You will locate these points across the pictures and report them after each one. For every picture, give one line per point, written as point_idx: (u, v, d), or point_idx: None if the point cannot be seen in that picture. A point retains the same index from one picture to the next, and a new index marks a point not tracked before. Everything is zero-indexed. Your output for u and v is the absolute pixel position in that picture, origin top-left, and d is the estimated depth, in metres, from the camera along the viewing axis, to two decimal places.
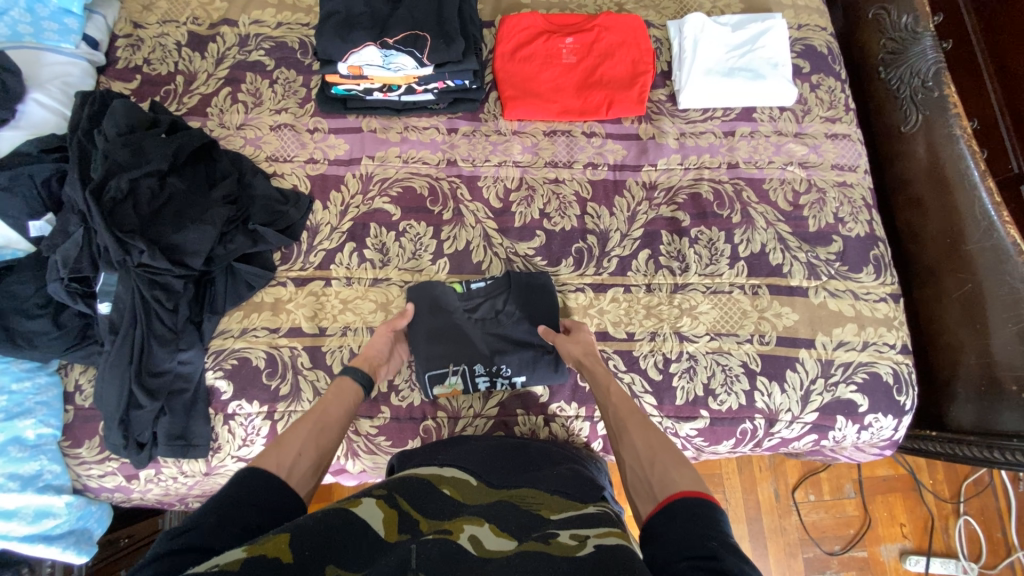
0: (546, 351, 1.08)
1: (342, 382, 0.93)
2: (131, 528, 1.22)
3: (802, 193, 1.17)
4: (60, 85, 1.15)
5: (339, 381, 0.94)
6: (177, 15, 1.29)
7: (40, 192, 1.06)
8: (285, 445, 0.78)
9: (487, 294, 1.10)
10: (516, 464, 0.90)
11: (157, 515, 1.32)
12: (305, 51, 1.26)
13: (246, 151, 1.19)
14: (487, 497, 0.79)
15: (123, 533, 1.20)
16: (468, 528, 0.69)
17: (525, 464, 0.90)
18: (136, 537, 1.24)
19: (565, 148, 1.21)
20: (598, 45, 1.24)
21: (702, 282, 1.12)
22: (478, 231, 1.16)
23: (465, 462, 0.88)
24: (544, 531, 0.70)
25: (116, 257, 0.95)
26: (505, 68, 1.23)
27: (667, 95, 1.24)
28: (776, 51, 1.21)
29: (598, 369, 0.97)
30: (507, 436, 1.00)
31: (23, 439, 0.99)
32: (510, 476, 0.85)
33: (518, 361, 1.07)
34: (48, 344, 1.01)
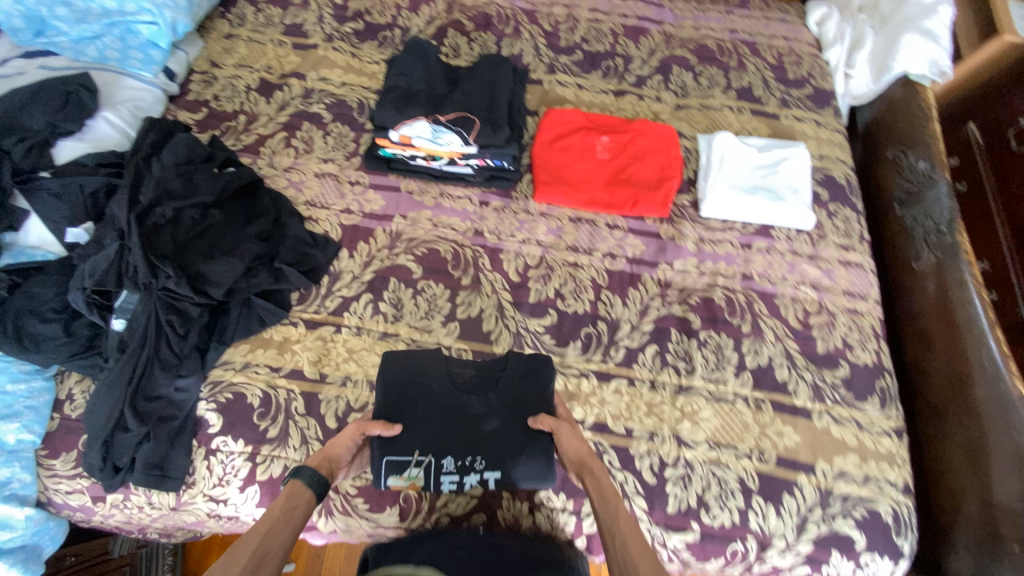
0: (525, 447, 0.98)
1: (286, 492, 0.84)
2: (80, 547, 1.14)
3: (813, 313, 1.20)
4: (131, 108, 1.22)
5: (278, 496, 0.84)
6: (252, 62, 1.42)
7: (86, 203, 1.11)
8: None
9: (475, 372, 1.05)
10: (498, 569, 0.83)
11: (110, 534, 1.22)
12: (361, 111, 1.37)
13: (287, 192, 1.25)
14: None
15: (70, 551, 1.12)
16: None
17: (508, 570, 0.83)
18: (82, 557, 1.14)
19: (587, 235, 1.26)
20: (631, 147, 1.33)
21: (707, 388, 1.11)
22: (493, 301, 1.18)
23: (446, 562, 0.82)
24: None
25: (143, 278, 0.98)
26: (542, 155, 1.31)
27: (690, 201, 1.30)
28: (796, 178, 1.29)
29: (601, 477, 0.92)
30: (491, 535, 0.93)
31: (1, 443, 0.97)
32: None
33: (497, 456, 0.98)
34: (53, 349, 1.01)
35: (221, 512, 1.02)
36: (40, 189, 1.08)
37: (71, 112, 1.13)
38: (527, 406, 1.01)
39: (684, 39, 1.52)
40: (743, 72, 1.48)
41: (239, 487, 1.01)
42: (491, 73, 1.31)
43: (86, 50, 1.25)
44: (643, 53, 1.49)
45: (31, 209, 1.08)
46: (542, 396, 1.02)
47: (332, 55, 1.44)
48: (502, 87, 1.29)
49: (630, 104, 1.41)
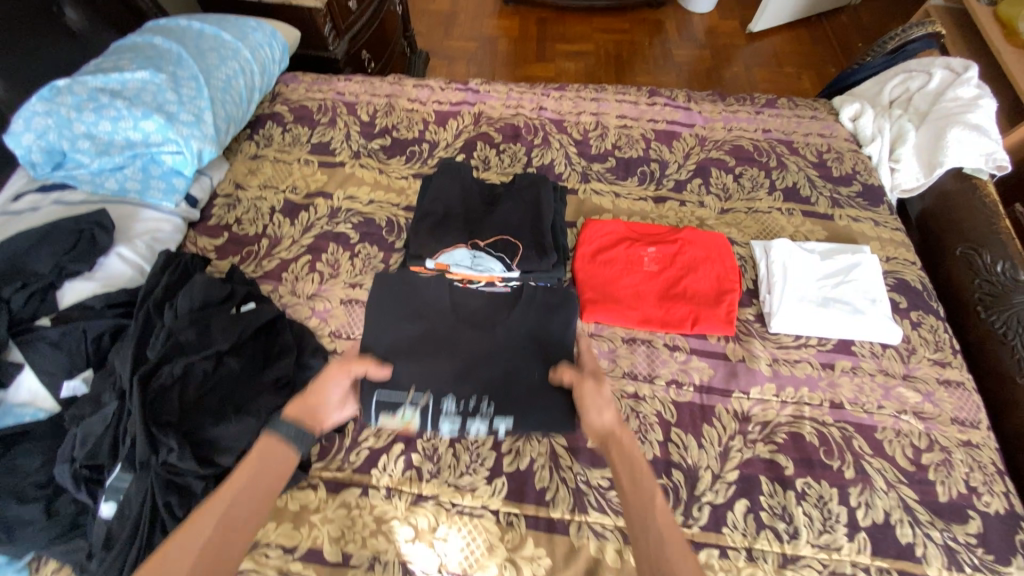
0: (542, 392, 0.98)
1: (250, 465, 0.76)
2: None
3: (923, 449, 1.02)
4: (147, 240, 1.15)
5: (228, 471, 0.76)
6: (278, 182, 1.37)
7: (87, 349, 0.98)
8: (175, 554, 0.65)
9: (486, 303, 1.08)
10: None
11: None
12: (391, 229, 1.29)
13: (311, 323, 1.13)
14: None
15: None
16: None
17: None
18: None
19: (645, 360, 1.11)
20: (681, 258, 1.22)
21: (817, 558, 0.90)
22: (545, 446, 1.00)
23: None
24: None
25: (139, 455, 0.82)
26: (585, 270, 1.21)
27: (755, 315, 1.18)
28: (871, 287, 1.17)
29: (626, 442, 0.84)
30: None
31: None
32: None
33: (505, 402, 0.97)
34: (29, 538, 0.84)
35: None
36: (38, 337, 0.96)
37: (83, 252, 1.05)
38: (550, 343, 1.03)
39: (718, 140, 1.48)
40: (786, 171, 1.41)
41: None
42: (526, 191, 1.25)
43: (106, 182, 1.19)
44: (678, 157, 1.43)
45: (25, 363, 0.95)
46: (560, 342, 1.04)
47: (361, 173, 1.40)
48: (547, 207, 1.22)
49: (672, 210, 1.33)
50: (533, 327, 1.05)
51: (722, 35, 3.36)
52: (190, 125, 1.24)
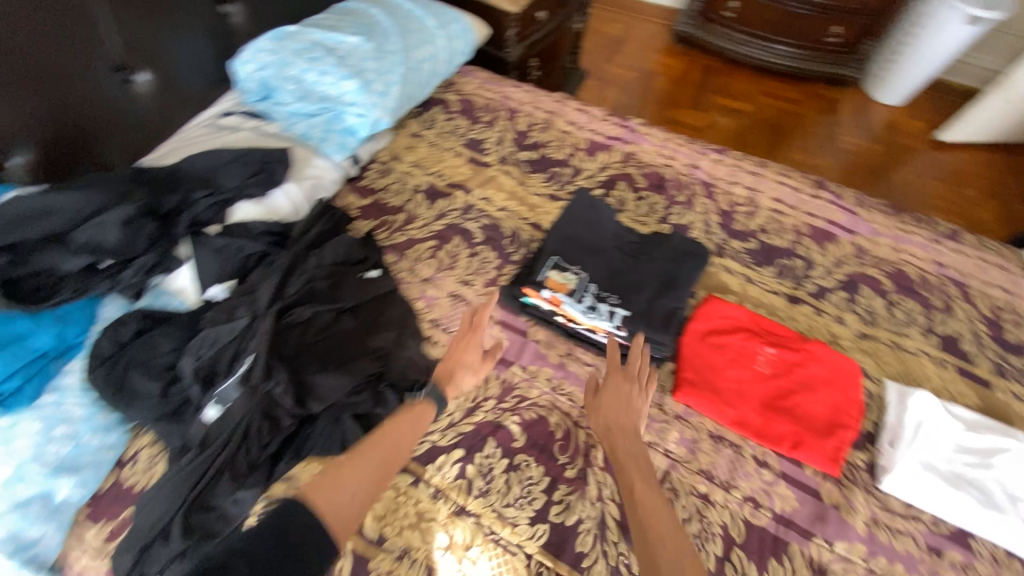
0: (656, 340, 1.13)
1: (403, 419, 0.93)
2: None
3: None
4: (312, 184, 1.27)
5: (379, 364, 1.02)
6: (427, 165, 1.46)
7: (236, 263, 1.10)
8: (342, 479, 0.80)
9: (638, 241, 1.27)
10: None
11: None
12: (513, 241, 1.32)
13: (417, 305, 1.19)
14: None
15: None
16: None
17: None
18: None
19: (728, 463, 1.03)
20: (800, 371, 1.12)
21: None
22: (596, 511, 0.97)
23: None
24: None
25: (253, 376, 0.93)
26: (692, 347, 1.15)
27: (865, 463, 1.05)
28: (1015, 484, 1.00)
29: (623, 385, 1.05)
30: None
31: (51, 498, 0.88)
32: None
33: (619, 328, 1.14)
34: (143, 409, 0.94)
35: None
36: (205, 242, 1.09)
37: (260, 181, 1.18)
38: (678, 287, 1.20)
39: (880, 257, 1.33)
40: (951, 317, 1.24)
41: None
42: (671, 256, 1.24)
43: (296, 125, 1.34)
44: (828, 261, 1.31)
45: (188, 259, 1.09)
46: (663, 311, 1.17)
47: (502, 178, 1.45)
48: (682, 275, 1.21)
49: (805, 315, 1.22)
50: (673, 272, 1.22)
51: (902, 133, 3.03)
52: (377, 95, 1.36)
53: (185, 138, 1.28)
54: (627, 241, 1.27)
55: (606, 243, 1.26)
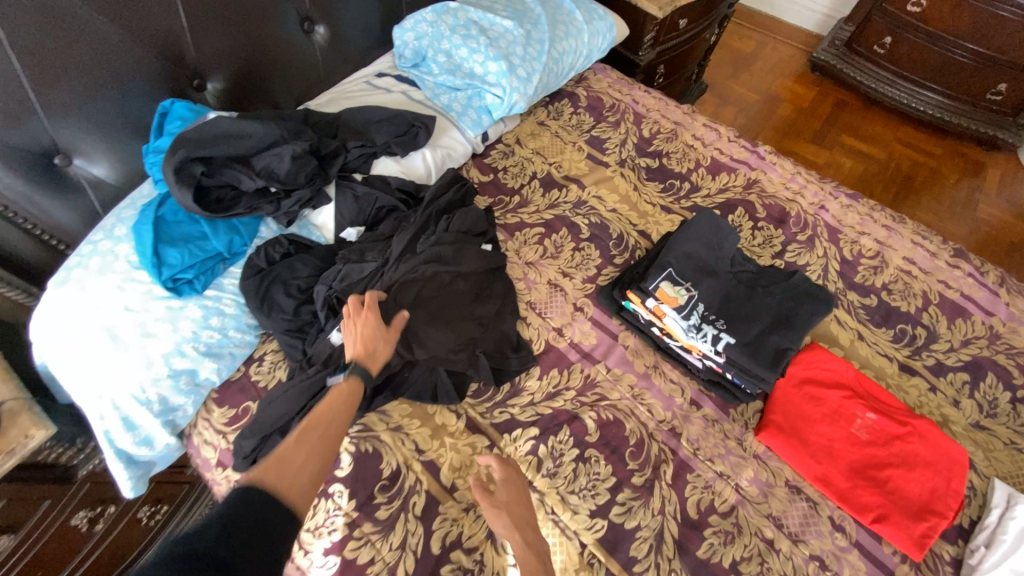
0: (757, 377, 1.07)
1: (339, 396, 0.87)
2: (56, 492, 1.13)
3: None
4: (445, 154, 1.36)
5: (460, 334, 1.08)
6: (548, 154, 1.51)
7: (370, 213, 1.23)
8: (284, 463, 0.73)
9: (755, 271, 1.21)
10: None
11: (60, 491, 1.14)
12: (618, 244, 1.34)
13: (518, 285, 1.25)
14: None
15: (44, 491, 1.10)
16: None
17: None
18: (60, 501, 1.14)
19: (800, 516, 1.00)
20: (902, 446, 1.05)
21: None
22: (656, 523, 0.98)
23: None
24: None
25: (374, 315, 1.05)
26: (785, 391, 1.12)
27: (952, 557, 0.98)
28: None
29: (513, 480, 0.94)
30: None
31: (195, 376, 1.02)
32: None
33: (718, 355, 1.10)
34: (277, 321, 1.07)
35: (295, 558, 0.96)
36: (349, 188, 1.21)
37: (405, 141, 1.27)
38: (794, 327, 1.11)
39: (1016, 346, 1.21)
40: None
41: (325, 548, 0.93)
42: (790, 294, 1.16)
43: (440, 96, 1.43)
44: (953, 337, 1.21)
45: (332, 199, 1.20)
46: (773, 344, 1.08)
47: (617, 180, 1.46)
48: (801, 317, 1.12)
49: (915, 388, 1.14)
50: (791, 311, 1.13)
51: None
52: (520, 80, 1.41)
53: (344, 91, 1.40)
54: (743, 269, 1.21)
55: (721, 267, 1.20)
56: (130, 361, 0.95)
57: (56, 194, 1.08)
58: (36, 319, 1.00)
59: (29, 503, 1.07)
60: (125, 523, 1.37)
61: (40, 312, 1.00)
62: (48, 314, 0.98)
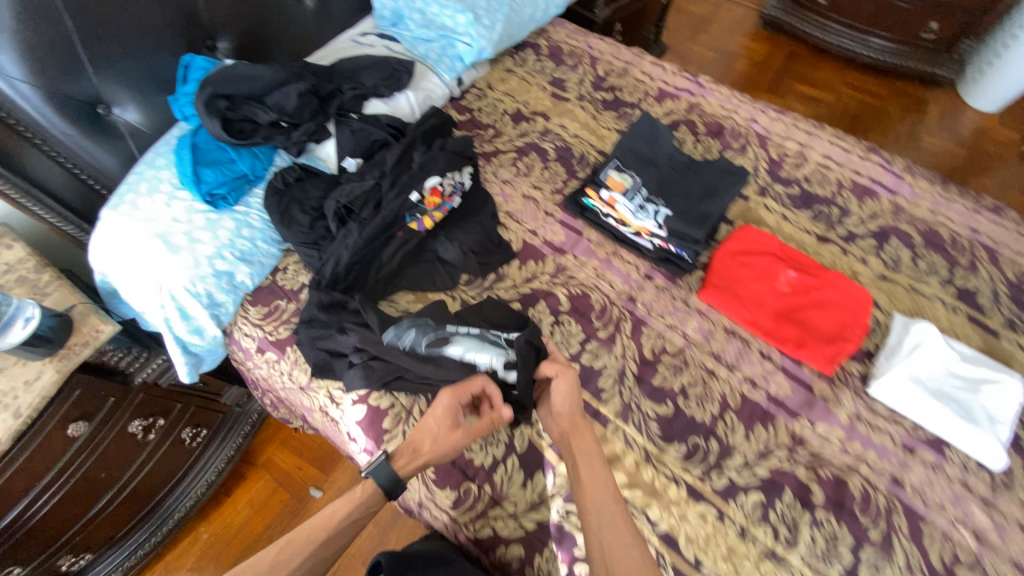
0: (692, 241, 1.34)
1: (358, 499, 0.97)
2: (119, 392, 1.31)
3: (963, 563, 0.99)
4: (426, 96, 1.58)
5: (555, 358, 1.12)
6: (517, 94, 1.73)
7: (367, 147, 1.42)
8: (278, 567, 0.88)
9: (689, 161, 1.47)
10: None
11: (117, 392, 1.31)
12: (581, 161, 1.57)
13: (497, 198, 1.48)
14: None
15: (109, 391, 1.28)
16: None
17: None
18: (121, 401, 1.33)
19: (735, 352, 1.23)
20: (815, 293, 1.29)
21: (801, 570, 0.98)
22: (619, 365, 1.21)
23: None
24: None
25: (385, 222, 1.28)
26: (722, 261, 1.34)
27: (859, 373, 1.21)
28: (998, 406, 1.12)
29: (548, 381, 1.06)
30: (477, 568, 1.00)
31: (232, 278, 1.24)
32: None
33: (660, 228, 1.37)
34: (297, 233, 1.27)
35: (330, 411, 1.19)
36: (347, 125, 1.42)
37: (390, 83, 1.49)
38: (717, 197, 1.38)
39: (915, 216, 1.45)
40: (974, 275, 1.35)
41: (353, 400, 1.16)
42: (716, 175, 1.43)
43: (418, 46, 1.64)
44: (863, 212, 1.45)
45: (333, 135, 1.42)
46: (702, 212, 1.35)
47: (577, 112, 1.69)
48: (719, 194, 1.39)
49: (830, 252, 1.38)
50: (713, 188, 1.40)
51: (992, 141, 2.94)
52: (485, 28, 1.63)
53: (335, 49, 1.61)
54: (678, 160, 1.47)
55: (660, 160, 1.46)
56: (181, 262, 1.17)
57: (99, 137, 1.29)
58: (96, 239, 1.20)
59: (95, 398, 1.25)
60: (171, 442, 1.55)
61: (98, 233, 1.20)
62: (107, 231, 1.19)
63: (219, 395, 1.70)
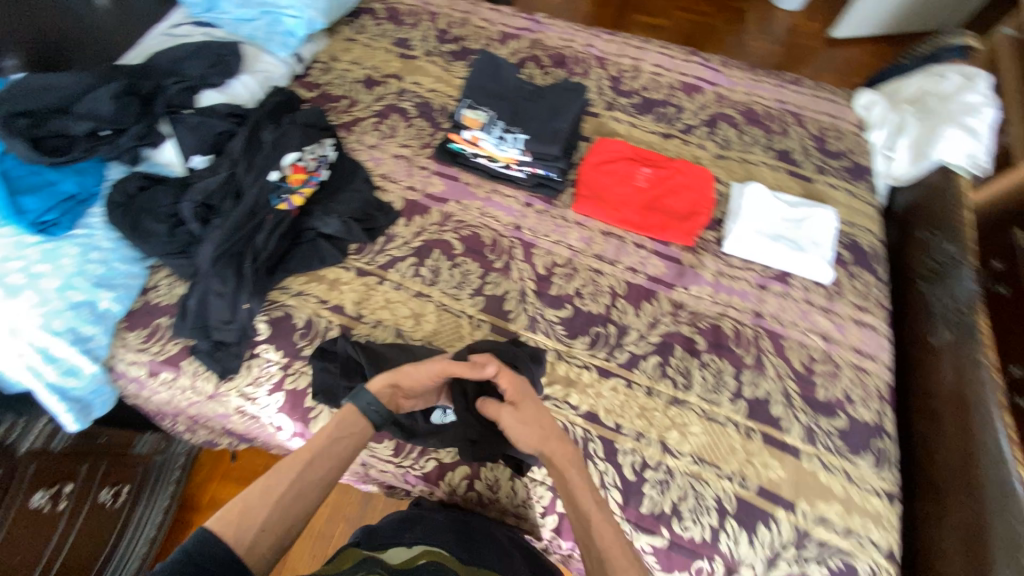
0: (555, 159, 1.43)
1: (337, 420, 0.89)
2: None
3: (818, 361, 1.21)
4: (264, 77, 1.50)
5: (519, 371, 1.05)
6: (364, 62, 1.70)
7: (212, 140, 1.33)
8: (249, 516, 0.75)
9: (536, 88, 1.54)
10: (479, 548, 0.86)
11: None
12: (442, 113, 1.60)
13: (367, 164, 1.47)
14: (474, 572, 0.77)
15: None
16: None
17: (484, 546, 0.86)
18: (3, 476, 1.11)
19: (614, 249, 1.38)
20: (669, 182, 1.46)
21: (700, 404, 1.14)
22: (518, 286, 1.30)
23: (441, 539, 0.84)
24: None
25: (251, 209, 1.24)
26: (587, 174, 1.47)
27: (715, 238, 1.41)
28: (818, 234, 1.37)
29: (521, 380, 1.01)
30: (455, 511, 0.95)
31: (94, 306, 1.14)
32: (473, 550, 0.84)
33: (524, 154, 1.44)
34: (156, 244, 1.20)
35: (247, 409, 1.18)
36: (183, 122, 1.31)
37: (220, 70, 1.41)
38: (565, 112, 1.46)
39: (735, 101, 1.68)
40: (786, 138, 1.60)
41: (268, 391, 1.16)
42: (562, 94, 1.51)
43: (242, 28, 1.56)
44: (695, 107, 1.65)
45: (171, 136, 1.33)
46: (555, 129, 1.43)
47: (428, 67, 1.71)
48: (568, 111, 1.46)
49: (675, 146, 1.56)
50: (562, 105, 1.48)
51: (801, 35, 3.39)
52: None
53: (149, 47, 1.47)
54: (526, 89, 1.54)
55: (509, 91, 1.51)
56: (25, 302, 1.07)
57: None
58: None
59: None
60: (88, 509, 1.32)
61: None
62: None
63: (131, 446, 1.45)
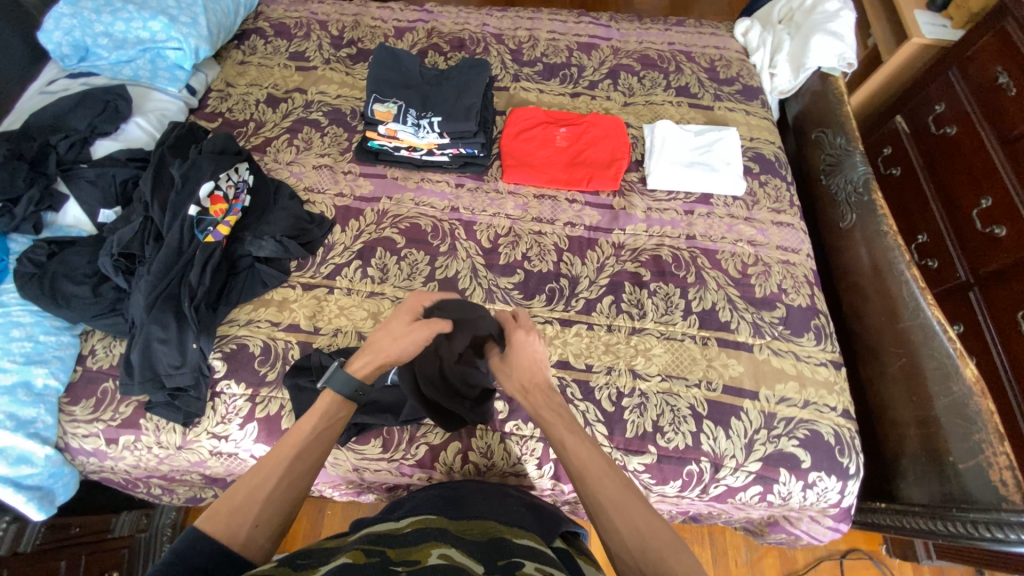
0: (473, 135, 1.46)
1: (321, 411, 0.87)
2: None
3: (750, 265, 1.32)
4: (158, 114, 1.44)
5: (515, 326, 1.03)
6: (262, 82, 1.66)
7: (116, 190, 1.27)
8: (242, 510, 0.74)
9: (439, 73, 1.57)
10: (468, 507, 0.85)
11: None
12: (354, 116, 1.60)
13: (290, 181, 1.45)
14: (463, 529, 0.75)
15: None
16: (436, 551, 0.64)
17: (472, 506, 0.86)
18: None
19: (550, 209, 1.43)
20: (586, 135, 1.53)
21: (657, 328, 1.23)
22: (467, 264, 1.33)
23: (426, 508, 0.83)
24: (509, 560, 0.66)
25: (175, 248, 1.19)
26: (509, 145, 1.52)
27: (638, 178, 1.50)
28: (728, 154, 1.48)
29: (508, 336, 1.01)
30: (447, 480, 0.96)
31: (30, 385, 1.08)
32: (466, 510, 0.84)
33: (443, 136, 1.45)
34: (82, 307, 1.15)
35: (222, 448, 1.14)
36: (80, 177, 1.26)
37: (109, 117, 1.34)
38: (472, 88, 1.49)
39: (630, 50, 1.77)
40: (682, 75, 1.71)
41: (239, 425, 1.14)
42: (465, 72, 1.54)
43: (123, 71, 1.49)
44: (594, 63, 1.73)
45: (70, 194, 1.25)
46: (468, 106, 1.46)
47: (329, 75, 1.69)
48: (475, 87, 1.49)
49: (584, 103, 1.63)
50: (468, 83, 1.51)
51: None
52: (188, 26, 1.52)
53: (24, 109, 1.38)
54: (430, 75, 1.56)
55: (415, 81, 1.53)
56: None
57: None
58: None
59: None
60: None
61: None
62: None
63: (108, 531, 1.34)
